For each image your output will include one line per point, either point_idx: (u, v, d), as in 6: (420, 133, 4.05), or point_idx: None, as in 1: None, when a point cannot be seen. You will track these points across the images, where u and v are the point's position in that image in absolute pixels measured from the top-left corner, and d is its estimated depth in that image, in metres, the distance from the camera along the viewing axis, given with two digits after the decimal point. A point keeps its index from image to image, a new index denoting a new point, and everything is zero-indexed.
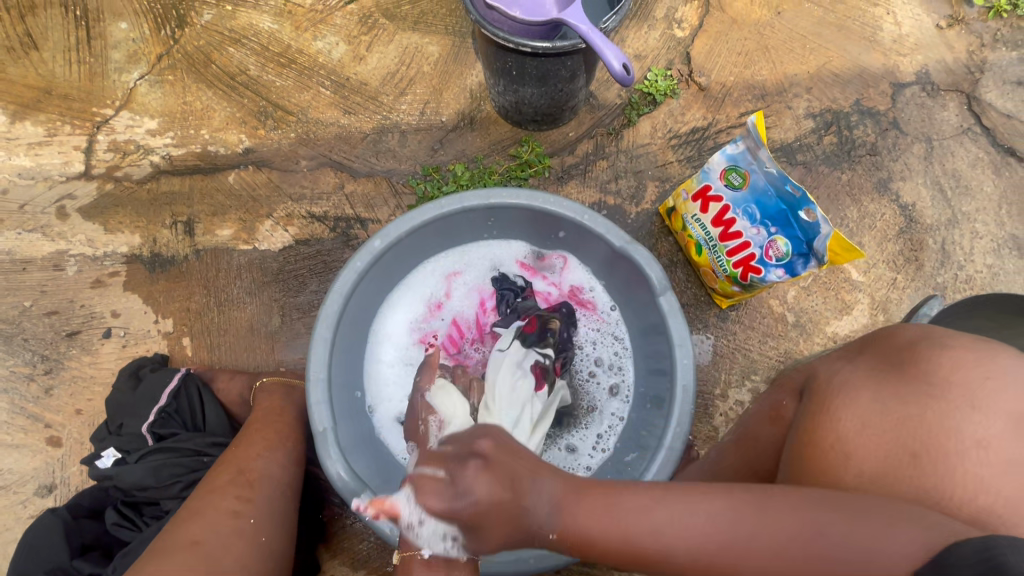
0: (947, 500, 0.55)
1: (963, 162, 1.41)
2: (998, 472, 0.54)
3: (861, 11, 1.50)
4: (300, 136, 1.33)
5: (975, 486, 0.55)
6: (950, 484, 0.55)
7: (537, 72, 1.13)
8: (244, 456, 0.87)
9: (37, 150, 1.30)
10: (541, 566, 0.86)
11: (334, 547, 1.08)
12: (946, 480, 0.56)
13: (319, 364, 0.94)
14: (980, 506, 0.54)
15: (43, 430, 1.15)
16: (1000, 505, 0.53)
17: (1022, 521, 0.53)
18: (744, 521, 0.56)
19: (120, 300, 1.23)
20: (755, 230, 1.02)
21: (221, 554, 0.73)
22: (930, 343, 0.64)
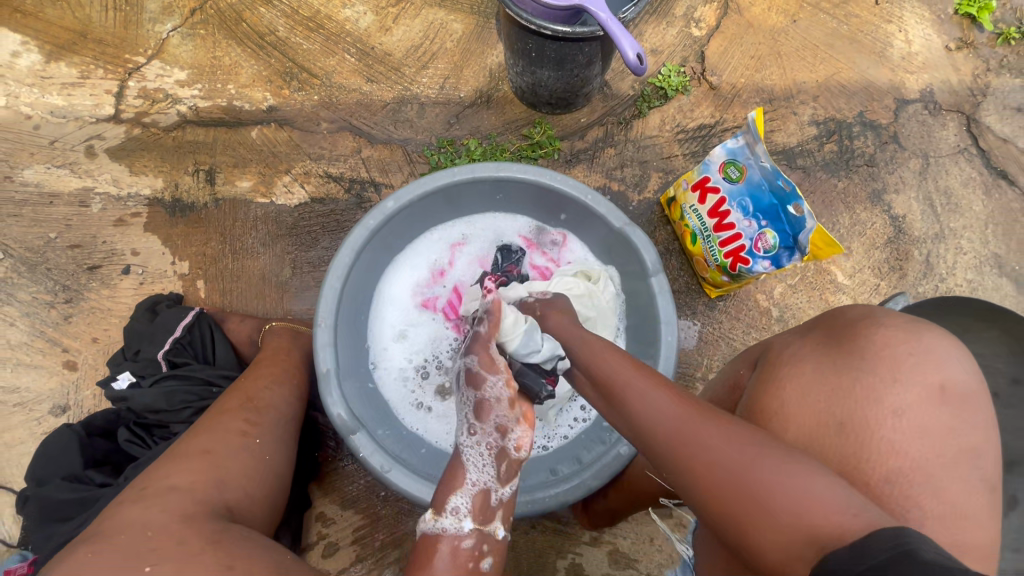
0: (863, 463, 0.59)
1: (956, 180, 1.47)
2: (909, 438, 0.58)
3: (874, 26, 1.55)
4: (323, 99, 1.38)
5: (888, 451, 0.58)
6: (868, 449, 0.59)
7: (555, 56, 1.18)
8: (254, 386, 0.93)
9: (69, 90, 1.35)
10: (515, 513, 0.93)
11: (326, 487, 1.15)
12: (861, 444, 0.59)
13: (327, 312, 1.00)
14: (893, 469, 0.57)
15: (60, 354, 1.21)
16: (907, 467, 0.57)
17: (926, 483, 0.57)
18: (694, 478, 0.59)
19: (140, 240, 1.29)
20: (747, 223, 1.07)
21: (230, 461, 0.79)
22: (869, 321, 0.66)
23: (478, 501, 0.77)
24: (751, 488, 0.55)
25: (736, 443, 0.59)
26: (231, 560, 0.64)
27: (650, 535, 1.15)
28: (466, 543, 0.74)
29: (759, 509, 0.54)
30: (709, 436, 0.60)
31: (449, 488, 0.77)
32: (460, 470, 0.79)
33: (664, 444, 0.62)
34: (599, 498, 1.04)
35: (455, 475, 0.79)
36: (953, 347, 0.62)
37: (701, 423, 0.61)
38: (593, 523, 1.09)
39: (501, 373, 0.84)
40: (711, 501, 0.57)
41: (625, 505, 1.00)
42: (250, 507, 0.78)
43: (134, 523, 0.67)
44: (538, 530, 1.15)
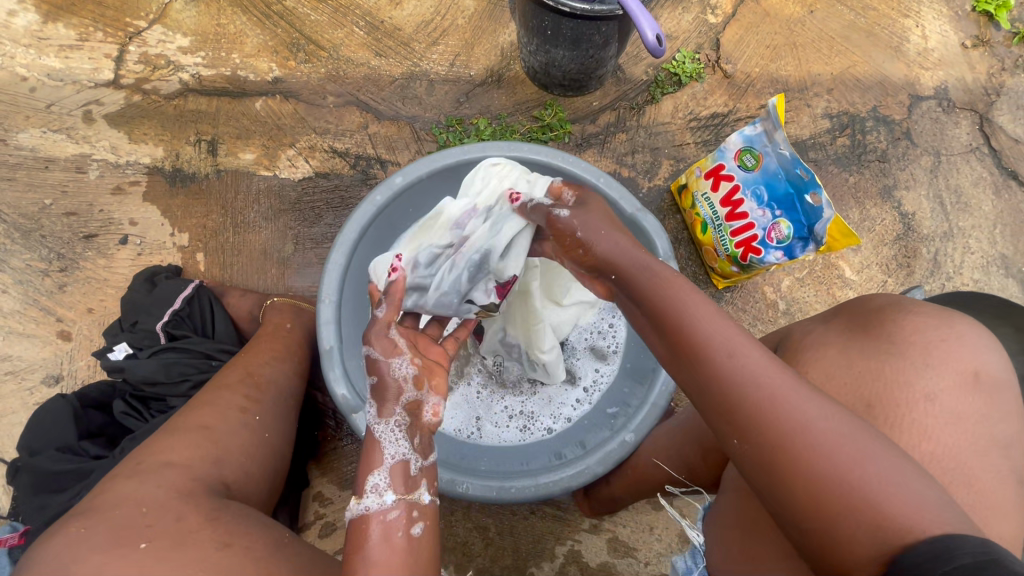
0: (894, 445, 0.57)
1: (967, 180, 1.46)
2: (940, 423, 0.57)
3: (891, 20, 1.53)
4: (330, 72, 1.34)
5: (919, 434, 0.57)
6: (897, 431, 0.57)
7: (570, 34, 1.15)
8: (255, 361, 0.91)
9: (67, 53, 1.31)
10: (520, 495, 0.92)
11: (325, 466, 1.13)
12: (892, 426, 0.58)
13: (331, 288, 0.98)
14: (924, 453, 0.56)
15: (54, 324, 1.18)
16: (939, 451, 0.56)
17: (957, 469, 0.55)
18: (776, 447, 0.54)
19: (139, 210, 1.25)
20: (760, 212, 1.06)
21: (228, 438, 0.77)
22: (897, 307, 0.66)
23: (394, 472, 0.71)
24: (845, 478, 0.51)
25: (834, 426, 0.53)
26: (229, 537, 0.63)
27: (649, 523, 1.14)
28: (392, 517, 0.68)
29: (856, 497, 0.50)
30: (802, 403, 0.55)
31: (365, 468, 0.71)
32: (372, 448, 0.73)
33: (750, 419, 0.56)
34: (602, 485, 1.04)
35: (371, 453, 0.72)
36: (981, 333, 0.62)
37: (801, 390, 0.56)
38: (595, 510, 1.08)
39: (404, 354, 0.79)
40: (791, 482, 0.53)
41: (628, 494, 1.00)
42: (247, 485, 0.76)
43: (127, 500, 0.64)
44: (538, 516, 1.14)
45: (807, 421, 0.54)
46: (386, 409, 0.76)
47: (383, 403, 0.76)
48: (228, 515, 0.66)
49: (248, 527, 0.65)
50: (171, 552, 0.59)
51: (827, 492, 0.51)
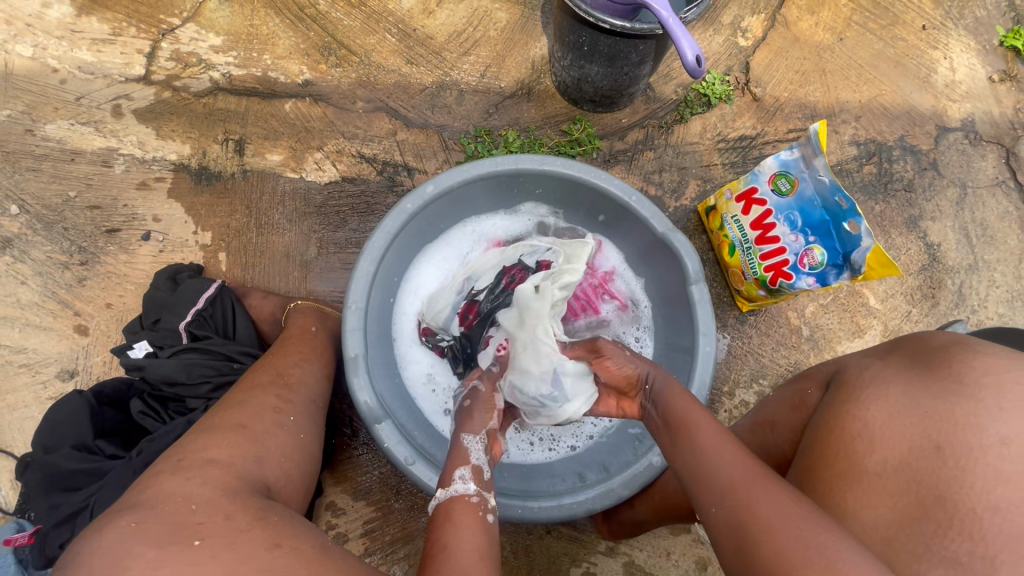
0: (965, 488, 0.56)
1: (992, 213, 1.45)
2: (1020, 468, 0.55)
3: (920, 51, 1.53)
4: (360, 77, 1.34)
5: (994, 478, 0.55)
6: (970, 474, 0.56)
7: (607, 51, 1.15)
8: (283, 363, 0.90)
9: (99, 47, 1.31)
10: (543, 515, 0.90)
11: (339, 475, 1.11)
12: (967, 469, 0.56)
13: (358, 294, 0.97)
14: (999, 499, 0.54)
15: (71, 318, 1.17)
16: (1018, 497, 0.54)
17: None
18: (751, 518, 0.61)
19: (163, 207, 1.24)
20: (793, 237, 1.05)
21: (267, 437, 0.75)
22: (963, 348, 0.65)
23: (477, 470, 0.78)
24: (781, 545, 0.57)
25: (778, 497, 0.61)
26: (279, 537, 0.60)
27: (665, 549, 1.12)
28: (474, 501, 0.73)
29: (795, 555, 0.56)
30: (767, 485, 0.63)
31: (451, 464, 0.78)
32: (460, 448, 0.82)
33: (719, 488, 0.66)
34: (624, 507, 1.01)
35: (462, 455, 0.80)
36: None
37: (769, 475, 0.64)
38: (613, 532, 1.06)
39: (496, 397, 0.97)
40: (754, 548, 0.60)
41: (652, 517, 0.98)
42: (288, 485, 0.74)
43: (173, 494, 0.62)
44: (553, 536, 1.12)
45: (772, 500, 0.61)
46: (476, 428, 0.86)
47: (478, 422, 0.88)
48: (274, 513, 0.64)
49: (294, 528, 0.63)
50: (225, 550, 0.56)
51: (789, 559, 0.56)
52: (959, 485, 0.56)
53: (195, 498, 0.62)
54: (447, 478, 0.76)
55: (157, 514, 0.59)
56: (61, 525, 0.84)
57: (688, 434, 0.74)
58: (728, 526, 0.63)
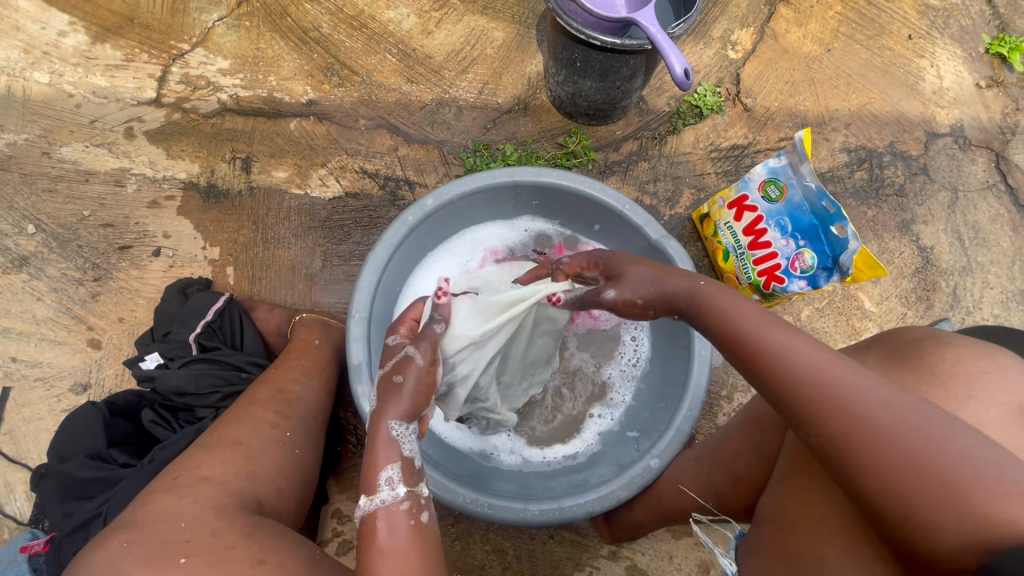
0: None
1: (984, 216, 1.47)
2: None
3: (907, 60, 1.57)
4: (362, 96, 1.39)
5: None
6: None
7: (599, 67, 1.19)
8: (284, 378, 0.93)
9: (113, 72, 1.37)
10: (543, 517, 0.91)
11: (344, 483, 1.13)
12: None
13: (362, 304, 1.00)
14: None
15: (85, 332, 1.20)
16: None
17: None
18: (843, 444, 0.53)
19: (173, 224, 1.29)
20: (784, 242, 1.08)
21: (261, 454, 0.79)
22: (935, 339, 0.66)
23: (407, 465, 0.68)
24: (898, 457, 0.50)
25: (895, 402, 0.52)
26: (263, 554, 0.62)
27: (667, 552, 1.13)
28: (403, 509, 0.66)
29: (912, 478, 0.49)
30: (857, 393, 0.54)
31: (379, 459, 0.67)
32: (386, 435, 0.69)
33: (799, 406, 0.57)
34: (624, 511, 1.03)
35: (388, 448, 0.68)
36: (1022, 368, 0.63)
37: (859, 381, 0.55)
38: (616, 536, 1.07)
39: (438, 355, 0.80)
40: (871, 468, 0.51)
41: (651, 521, 0.99)
42: (279, 501, 0.77)
43: (164, 514, 0.66)
44: (556, 541, 1.13)
45: (866, 416, 0.52)
46: (410, 413, 0.72)
47: (405, 399, 0.72)
48: (261, 529, 0.66)
49: (280, 544, 0.65)
50: (209, 568, 0.59)
51: (906, 487, 0.49)
52: None
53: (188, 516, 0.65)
54: (374, 481, 0.66)
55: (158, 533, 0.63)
56: (75, 533, 0.86)
57: (753, 347, 0.63)
58: (828, 445, 0.54)
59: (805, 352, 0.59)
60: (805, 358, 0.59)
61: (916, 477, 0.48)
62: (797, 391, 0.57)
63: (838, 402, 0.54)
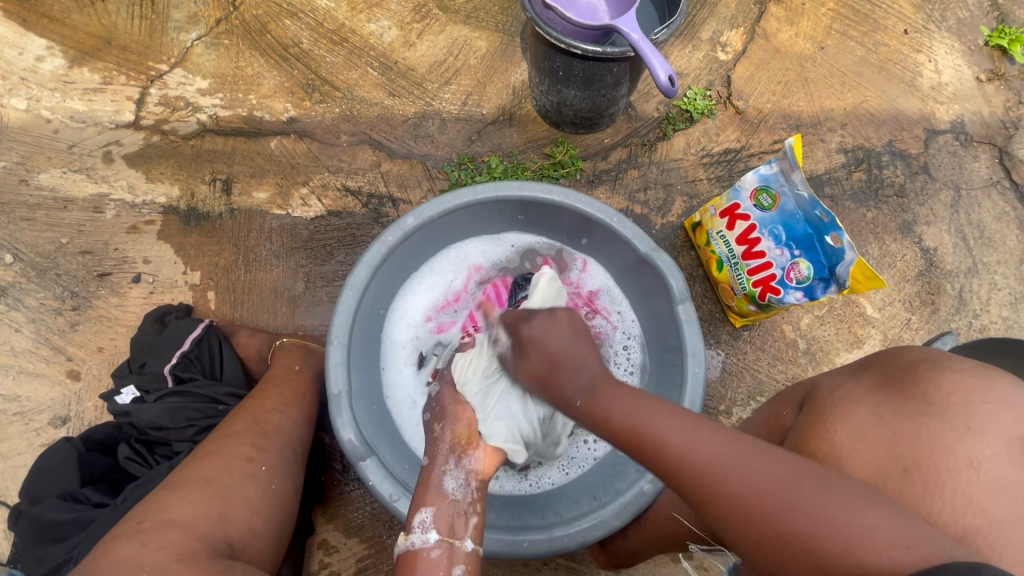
0: (936, 517, 0.54)
1: (989, 214, 1.42)
2: (988, 494, 0.53)
3: (903, 55, 1.53)
4: (344, 112, 1.36)
5: (964, 505, 0.53)
6: (939, 500, 0.54)
7: (582, 75, 1.16)
8: (262, 408, 0.89)
9: (91, 96, 1.35)
10: (533, 551, 0.88)
11: (330, 512, 1.10)
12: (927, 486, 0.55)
13: (341, 329, 0.97)
14: (968, 528, 0.53)
15: (64, 363, 1.18)
16: (986, 525, 0.52)
17: (1006, 543, 0.52)
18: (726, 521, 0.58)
19: (152, 249, 1.26)
20: (778, 252, 1.04)
21: (235, 491, 0.75)
22: (934, 364, 0.63)
23: (440, 512, 0.77)
24: (737, 490, 0.58)
25: (756, 468, 0.58)
26: None
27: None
28: (436, 555, 0.74)
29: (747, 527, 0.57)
30: (729, 474, 0.59)
31: (418, 502, 0.79)
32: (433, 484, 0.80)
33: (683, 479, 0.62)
34: (619, 538, 0.98)
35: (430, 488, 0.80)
36: None
37: (726, 458, 0.60)
38: (611, 562, 1.03)
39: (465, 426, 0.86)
40: (719, 515, 0.59)
41: (643, 546, 0.95)
42: (254, 542, 0.74)
43: (130, 560, 0.62)
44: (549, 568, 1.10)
45: (733, 489, 0.58)
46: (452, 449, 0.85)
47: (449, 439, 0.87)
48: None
49: None
50: None
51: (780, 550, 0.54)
52: (930, 510, 0.54)
53: (156, 564, 0.62)
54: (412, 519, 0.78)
55: None
56: None
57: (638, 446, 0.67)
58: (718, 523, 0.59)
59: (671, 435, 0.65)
60: (676, 440, 0.64)
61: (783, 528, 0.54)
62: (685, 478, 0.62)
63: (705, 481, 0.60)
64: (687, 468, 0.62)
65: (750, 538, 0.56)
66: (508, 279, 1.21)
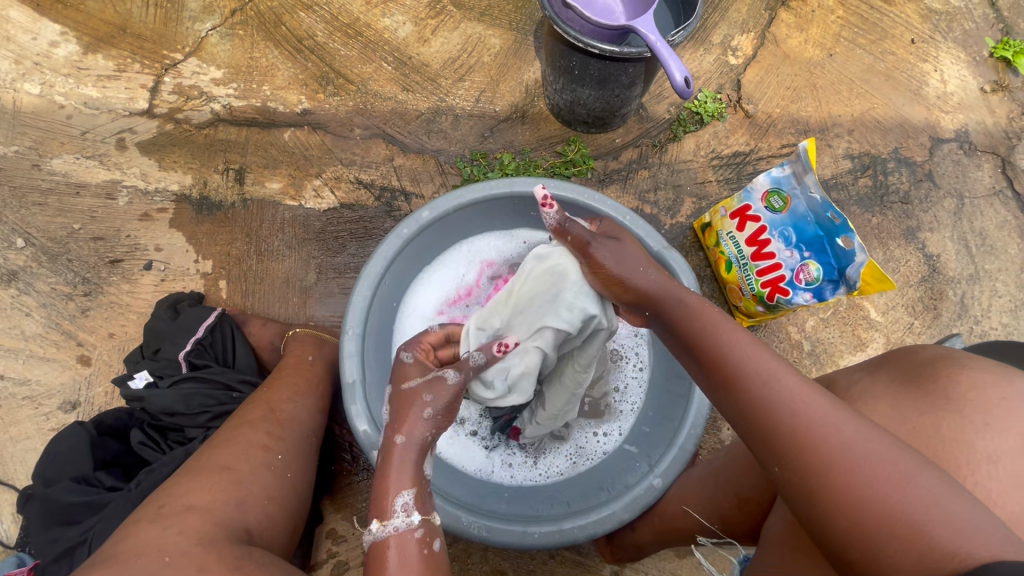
0: None
1: (992, 222, 1.45)
2: (1005, 487, 0.55)
3: (910, 64, 1.55)
4: (357, 105, 1.37)
5: (983, 498, 0.55)
6: None
7: (597, 75, 1.17)
8: (276, 398, 0.90)
9: (105, 82, 1.35)
10: (543, 541, 0.88)
11: (339, 502, 1.10)
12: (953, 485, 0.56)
13: (356, 319, 0.98)
14: None
15: (74, 348, 1.18)
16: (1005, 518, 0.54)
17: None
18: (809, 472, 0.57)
19: (164, 237, 1.26)
20: (788, 253, 1.05)
21: (251, 479, 0.76)
22: (951, 362, 0.64)
23: (420, 491, 0.71)
24: (842, 440, 0.56)
25: (865, 433, 0.56)
26: None
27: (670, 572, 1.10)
28: (417, 537, 0.68)
29: (838, 470, 0.55)
30: (836, 428, 0.57)
31: (392, 486, 0.70)
32: (410, 463, 0.72)
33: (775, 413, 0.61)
34: (626, 532, 1.00)
35: (404, 470, 0.71)
36: None
37: (836, 415, 0.58)
38: (617, 556, 1.05)
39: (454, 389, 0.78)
40: (805, 464, 0.57)
41: (651, 540, 0.97)
42: (270, 530, 0.75)
43: (150, 544, 0.63)
44: (556, 561, 1.11)
45: (845, 440, 0.56)
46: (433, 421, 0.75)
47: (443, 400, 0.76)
48: (253, 562, 0.65)
49: None
50: None
51: (869, 514, 0.52)
52: None
53: (176, 549, 0.63)
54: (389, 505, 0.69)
55: (143, 563, 0.60)
56: (59, 560, 0.84)
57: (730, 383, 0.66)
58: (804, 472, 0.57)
59: (783, 377, 0.63)
60: (787, 385, 0.62)
61: (876, 493, 0.53)
62: (776, 416, 0.60)
63: (803, 423, 0.59)
64: (785, 406, 0.60)
65: (833, 495, 0.54)
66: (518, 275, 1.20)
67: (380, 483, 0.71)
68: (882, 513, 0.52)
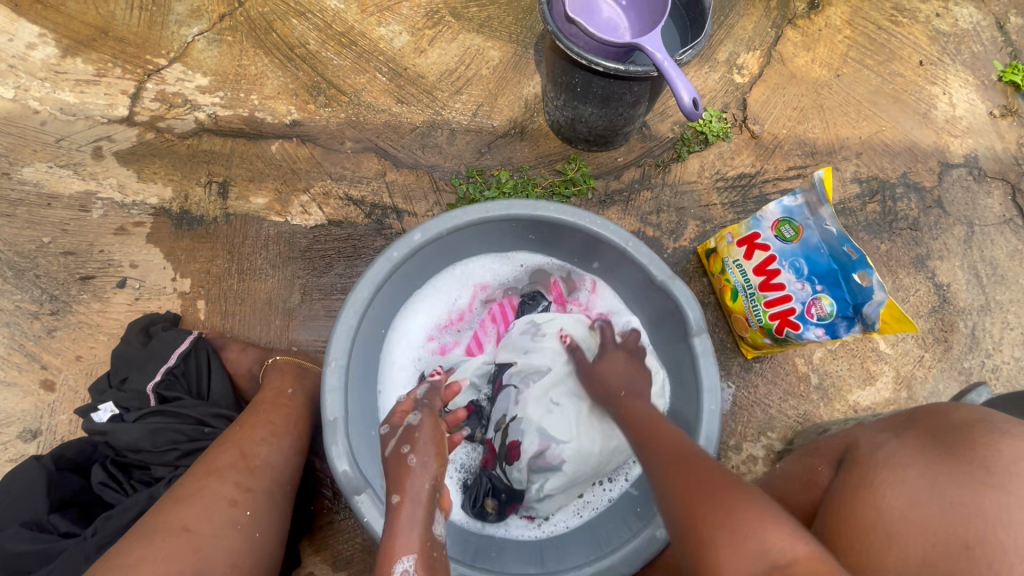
0: None
1: (1002, 252, 1.40)
2: None
3: (919, 87, 1.51)
4: (349, 117, 1.31)
5: None
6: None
7: (601, 92, 1.12)
8: (249, 440, 0.83)
9: (83, 87, 1.28)
10: None
11: (318, 543, 1.03)
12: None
13: (340, 350, 0.91)
14: None
15: (38, 371, 1.11)
16: None
17: None
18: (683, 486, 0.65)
19: (140, 252, 1.19)
20: (799, 285, 1.00)
21: (214, 543, 0.70)
22: (988, 429, 0.59)
23: (423, 555, 0.67)
24: (712, 472, 0.65)
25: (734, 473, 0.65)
26: None
27: None
28: None
29: (714, 517, 0.58)
30: (711, 464, 0.67)
31: (397, 547, 0.66)
32: (412, 525, 0.69)
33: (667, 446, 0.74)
34: None
35: (404, 534, 0.68)
36: None
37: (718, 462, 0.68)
38: None
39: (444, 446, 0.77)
40: (678, 479, 0.66)
41: None
42: None
43: None
44: None
45: (712, 470, 0.66)
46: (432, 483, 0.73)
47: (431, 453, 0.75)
48: None
49: None
50: None
51: (707, 514, 0.59)
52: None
53: None
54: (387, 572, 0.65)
55: None
56: None
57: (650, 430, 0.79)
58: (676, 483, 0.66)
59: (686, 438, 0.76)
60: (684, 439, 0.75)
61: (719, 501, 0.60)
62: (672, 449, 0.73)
63: (689, 458, 0.69)
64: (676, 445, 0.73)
65: (693, 503, 0.62)
66: (515, 300, 1.18)
67: (381, 548, 0.67)
68: (751, 570, 0.52)
